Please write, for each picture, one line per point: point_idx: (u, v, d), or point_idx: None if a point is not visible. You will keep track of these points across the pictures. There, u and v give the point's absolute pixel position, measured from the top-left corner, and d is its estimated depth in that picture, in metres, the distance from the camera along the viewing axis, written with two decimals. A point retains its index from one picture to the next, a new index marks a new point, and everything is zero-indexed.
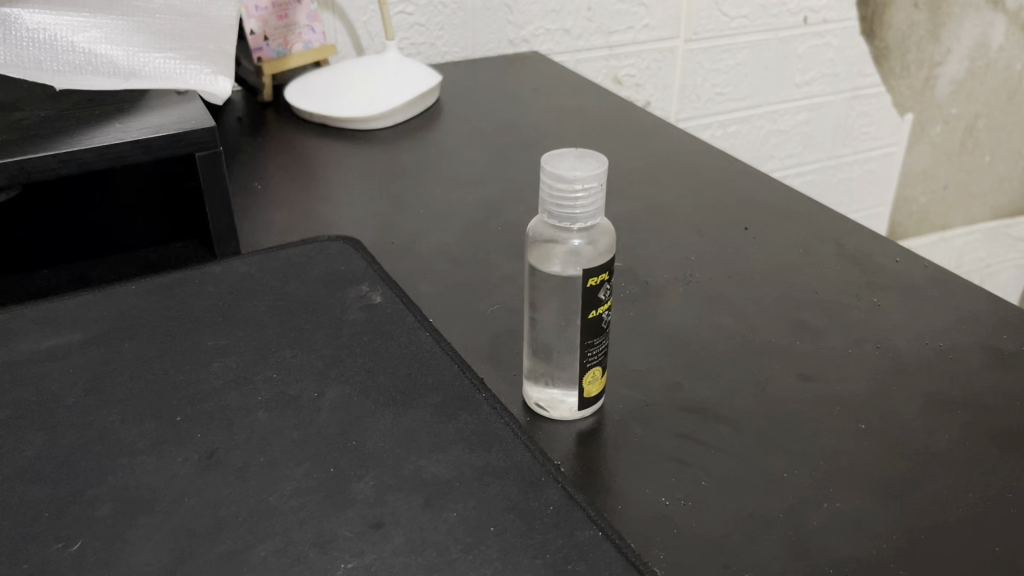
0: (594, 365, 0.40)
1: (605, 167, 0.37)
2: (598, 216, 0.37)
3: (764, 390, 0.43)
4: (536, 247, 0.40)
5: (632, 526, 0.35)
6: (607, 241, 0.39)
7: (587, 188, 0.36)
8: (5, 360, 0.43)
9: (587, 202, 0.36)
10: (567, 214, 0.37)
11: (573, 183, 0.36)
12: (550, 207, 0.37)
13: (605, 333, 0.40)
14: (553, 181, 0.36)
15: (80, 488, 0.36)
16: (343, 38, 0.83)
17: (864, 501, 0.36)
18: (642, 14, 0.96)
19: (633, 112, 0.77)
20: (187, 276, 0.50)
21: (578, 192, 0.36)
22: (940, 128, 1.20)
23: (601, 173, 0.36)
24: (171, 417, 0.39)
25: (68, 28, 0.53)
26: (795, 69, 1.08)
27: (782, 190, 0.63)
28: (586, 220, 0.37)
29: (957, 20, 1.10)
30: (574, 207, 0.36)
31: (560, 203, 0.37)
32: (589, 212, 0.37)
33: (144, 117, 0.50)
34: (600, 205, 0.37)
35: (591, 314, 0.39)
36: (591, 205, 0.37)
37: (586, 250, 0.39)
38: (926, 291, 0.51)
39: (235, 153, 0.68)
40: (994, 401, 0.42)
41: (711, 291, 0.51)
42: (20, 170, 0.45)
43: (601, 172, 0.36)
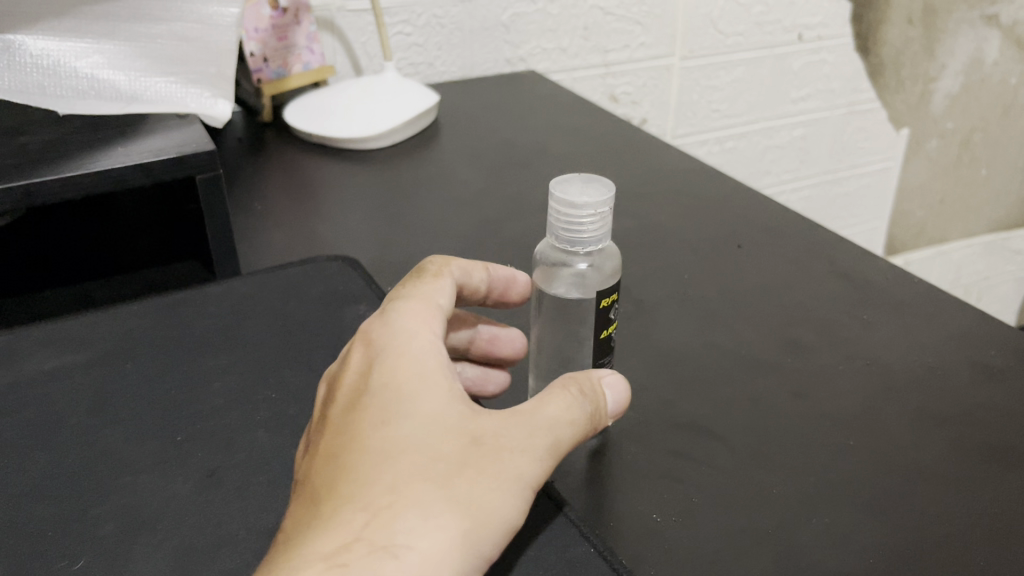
0: None
1: (613, 192, 0.37)
2: (606, 240, 0.38)
3: (757, 407, 0.43)
4: (545, 269, 0.41)
5: (625, 542, 0.35)
6: (614, 263, 0.40)
7: (594, 214, 0.37)
8: (10, 380, 0.44)
9: (596, 228, 0.37)
10: (575, 241, 0.37)
11: (582, 209, 0.37)
12: (558, 232, 0.38)
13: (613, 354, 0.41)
14: (561, 209, 0.37)
15: (83, 508, 0.36)
16: (342, 58, 0.85)
17: (853, 517, 0.36)
18: (638, 32, 0.97)
19: (629, 130, 0.79)
20: (188, 296, 0.51)
21: (587, 218, 0.37)
22: (936, 143, 1.21)
23: (609, 199, 0.37)
24: (172, 437, 0.40)
25: (71, 54, 0.55)
26: (790, 85, 1.09)
27: (776, 208, 0.64)
28: (593, 245, 0.37)
29: (951, 36, 1.11)
30: (582, 232, 0.37)
31: (568, 229, 0.37)
32: (598, 237, 0.37)
33: (146, 141, 0.51)
34: (607, 230, 0.38)
35: (602, 334, 0.40)
36: (599, 230, 0.37)
37: (589, 273, 0.40)
38: (916, 308, 0.51)
39: (237, 173, 0.69)
40: (984, 417, 0.42)
41: (705, 307, 0.52)
42: (23, 194, 0.45)
43: (610, 198, 0.37)
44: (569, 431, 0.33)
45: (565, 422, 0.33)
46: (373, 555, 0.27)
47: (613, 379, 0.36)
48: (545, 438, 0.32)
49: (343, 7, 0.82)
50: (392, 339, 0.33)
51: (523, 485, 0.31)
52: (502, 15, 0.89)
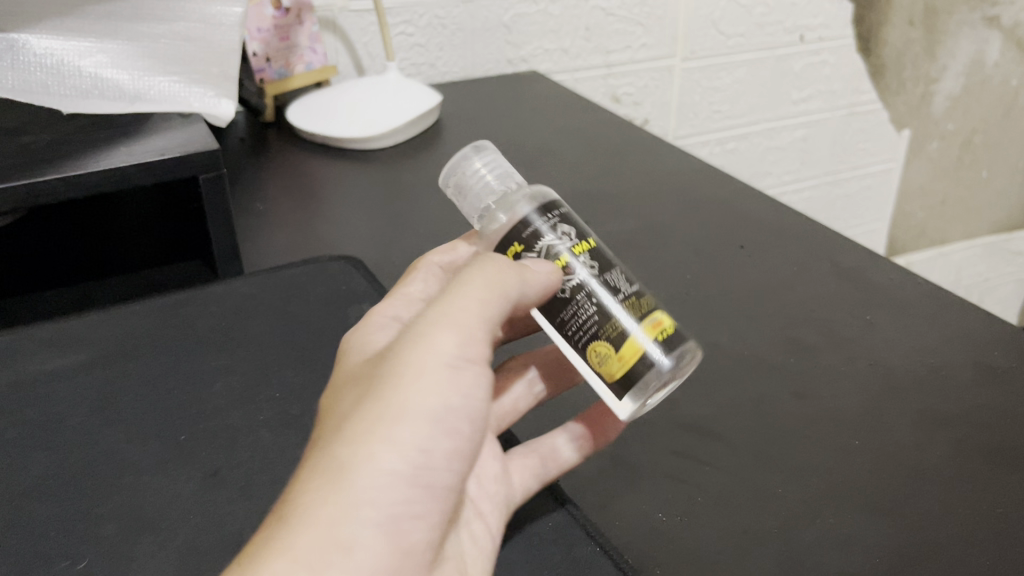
0: (590, 342, 0.37)
1: (479, 147, 0.43)
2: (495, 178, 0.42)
3: (759, 408, 0.43)
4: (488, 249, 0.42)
5: (628, 544, 0.35)
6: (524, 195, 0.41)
7: (467, 167, 0.42)
8: (13, 380, 0.44)
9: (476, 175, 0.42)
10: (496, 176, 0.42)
11: (454, 173, 0.43)
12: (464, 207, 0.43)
13: (574, 297, 0.37)
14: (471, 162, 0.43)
15: (86, 507, 0.36)
16: (344, 58, 0.85)
17: (858, 517, 0.36)
18: (640, 33, 0.97)
19: (632, 131, 0.79)
20: (191, 296, 0.51)
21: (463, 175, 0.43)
22: (936, 145, 1.21)
23: (469, 150, 0.42)
24: (176, 436, 0.40)
25: (74, 54, 0.56)
26: (791, 87, 1.09)
27: (778, 208, 0.64)
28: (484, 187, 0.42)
29: (953, 38, 1.10)
30: (469, 186, 0.42)
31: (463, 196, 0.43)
32: (481, 180, 0.42)
33: (148, 141, 0.51)
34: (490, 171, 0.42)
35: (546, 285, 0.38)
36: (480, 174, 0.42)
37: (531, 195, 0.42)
38: (918, 309, 0.51)
39: (239, 172, 0.69)
40: (986, 418, 0.42)
41: (707, 308, 0.52)
42: (27, 193, 0.45)
43: (470, 149, 0.43)
44: (481, 292, 0.35)
45: (479, 289, 0.35)
46: (325, 441, 0.31)
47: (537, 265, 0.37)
48: (452, 304, 0.35)
49: (345, 7, 0.82)
50: (356, 327, 0.39)
51: (444, 347, 0.33)
52: (503, 16, 0.89)
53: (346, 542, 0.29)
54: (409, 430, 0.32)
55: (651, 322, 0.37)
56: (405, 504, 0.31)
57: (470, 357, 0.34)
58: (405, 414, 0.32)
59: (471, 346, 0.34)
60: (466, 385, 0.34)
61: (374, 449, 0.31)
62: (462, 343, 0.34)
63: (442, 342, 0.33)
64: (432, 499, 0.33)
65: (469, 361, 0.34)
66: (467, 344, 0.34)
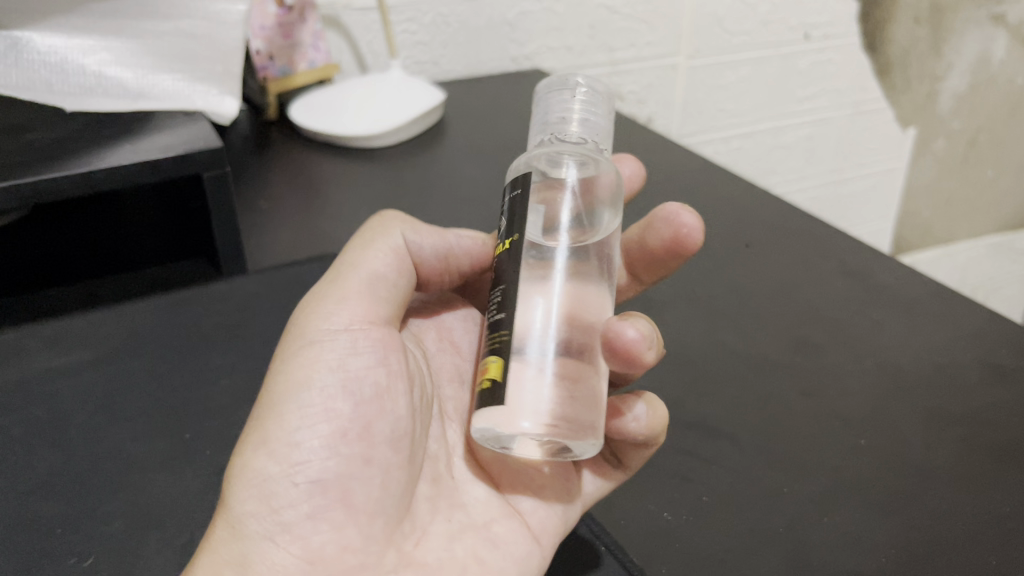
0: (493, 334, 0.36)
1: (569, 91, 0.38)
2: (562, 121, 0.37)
3: (766, 406, 0.43)
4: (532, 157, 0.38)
5: (635, 540, 0.35)
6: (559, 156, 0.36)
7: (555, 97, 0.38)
8: (18, 377, 0.44)
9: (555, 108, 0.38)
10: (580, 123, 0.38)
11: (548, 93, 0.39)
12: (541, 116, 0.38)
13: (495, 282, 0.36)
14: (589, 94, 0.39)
15: (92, 505, 0.36)
16: (348, 56, 0.85)
17: (866, 516, 0.36)
18: (644, 31, 0.96)
19: (637, 130, 0.79)
20: (196, 294, 0.51)
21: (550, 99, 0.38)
22: (942, 143, 1.20)
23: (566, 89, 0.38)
24: (181, 435, 0.40)
25: (78, 52, 0.56)
26: (796, 85, 1.09)
27: (784, 206, 0.64)
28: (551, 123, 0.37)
29: (959, 36, 1.10)
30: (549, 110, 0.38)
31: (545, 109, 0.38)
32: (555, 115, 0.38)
33: (152, 138, 0.51)
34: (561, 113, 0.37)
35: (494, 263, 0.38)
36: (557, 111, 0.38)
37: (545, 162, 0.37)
38: (926, 308, 0.51)
39: (242, 170, 0.69)
40: (995, 417, 0.42)
41: (713, 306, 0.52)
42: (30, 191, 0.45)
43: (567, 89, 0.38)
44: (360, 258, 0.38)
45: (362, 261, 0.38)
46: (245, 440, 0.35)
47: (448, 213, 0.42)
48: (334, 281, 0.38)
49: (348, 5, 0.81)
50: None
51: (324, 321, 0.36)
52: (507, 14, 0.89)
53: (253, 529, 0.32)
54: (299, 406, 0.34)
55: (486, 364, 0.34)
56: (311, 478, 0.33)
57: (353, 322, 0.36)
58: (292, 390, 0.34)
59: (353, 313, 0.36)
60: (355, 352, 0.35)
61: (268, 429, 0.33)
62: (345, 312, 0.36)
63: (320, 315, 0.36)
64: (354, 473, 0.33)
65: (355, 329, 0.36)
66: (349, 311, 0.36)
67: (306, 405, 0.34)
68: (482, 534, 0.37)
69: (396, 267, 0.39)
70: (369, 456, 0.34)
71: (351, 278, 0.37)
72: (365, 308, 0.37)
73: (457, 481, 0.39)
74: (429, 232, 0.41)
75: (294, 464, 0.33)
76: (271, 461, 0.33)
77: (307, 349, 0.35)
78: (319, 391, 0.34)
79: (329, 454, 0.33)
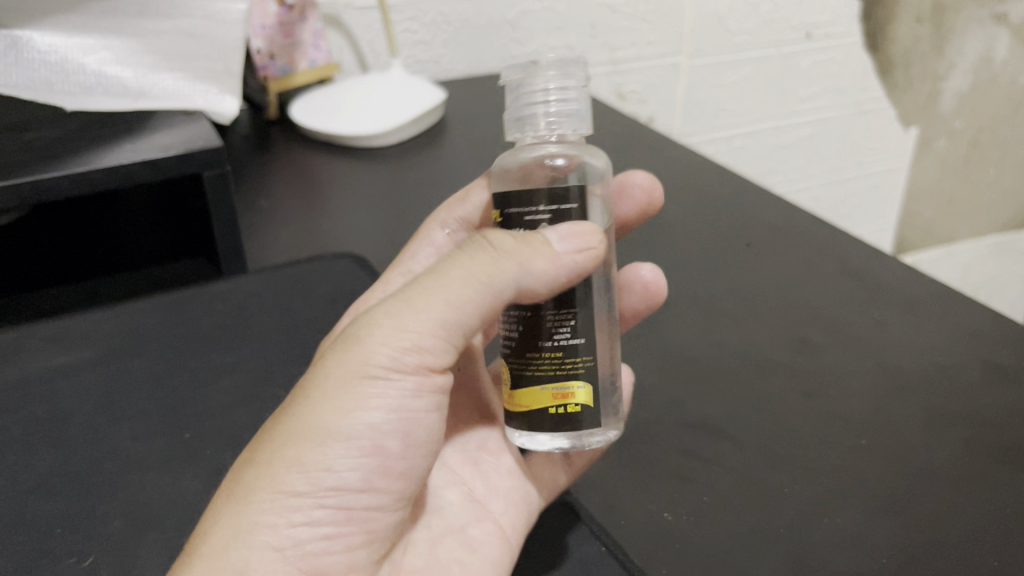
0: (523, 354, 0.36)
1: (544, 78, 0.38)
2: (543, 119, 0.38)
3: (767, 406, 0.43)
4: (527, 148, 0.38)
5: (634, 540, 0.35)
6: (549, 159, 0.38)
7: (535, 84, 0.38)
8: (18, 377, 0.44)
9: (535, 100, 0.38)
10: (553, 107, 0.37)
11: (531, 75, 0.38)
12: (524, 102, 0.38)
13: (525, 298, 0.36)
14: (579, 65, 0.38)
15: (91, 505, 0.36)
16: (348, 55, 0.84)
17: (866, 516, 0.36)
18: (645, 30, 0.96)
19: (638, 129, 0.79)
20: (196, 294, 0.51)
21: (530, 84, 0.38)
22: (944, 142, 1.20)
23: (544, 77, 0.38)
24: (180, 435, 0.40)
25: (78, 51, 0.55)
26: (798, 85, 1.09)
27: (785, 206, 0.64)
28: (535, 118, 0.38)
29: (961, 35, 1.09)
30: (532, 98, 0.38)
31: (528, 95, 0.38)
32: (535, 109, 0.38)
33: (152, 138, 0.51)
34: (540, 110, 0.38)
35: None
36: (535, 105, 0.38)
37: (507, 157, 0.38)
38: (928, 308, 0.51)
39: (243, 169, 0.69)
40: (996, 417, 0.42)
41: (714, 306, 0.52)
42: (30, 191, 0.45)
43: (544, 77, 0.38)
44: (447, 287, 0.32)
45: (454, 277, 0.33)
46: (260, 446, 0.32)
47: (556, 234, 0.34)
48: (410, 306, 0.32)
49: (349, 4, 0.81)
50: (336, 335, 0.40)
51: (387, 355, 0.32)
52: (508, 13, 0.89)
53: (263, 542, 0.30)
54: (347, 436, 0.31)
55: (563, 390, 0.36)
56: (335, 506, 0.32)
57: (418, 365, 0.32)
58: (336, 422, 0.31)
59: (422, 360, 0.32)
60: (417, 394, 0.33)
61: (303, 457, 0.31)
62: (414, 353, 0.32)
63: (392, 340, 0.32)
64: (380, 506, 0.33)
65: (416, 372, 0.32)
66: (419, 355, 0.32)
67: (353, 437, 0.31)
68: (461, 538, 0.39)
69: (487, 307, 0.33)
70: (398, 490, 0.34)
71: (431, 311, 0.32)
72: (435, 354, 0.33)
73: (434, 489, 0.41)
74: (545, 266, 0.33)
75: (318, 499, 0.31)
76: (303, 483, 0.31)
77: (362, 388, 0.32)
78: (371, 425, 0.32)
79: (364, 487, 0.32)
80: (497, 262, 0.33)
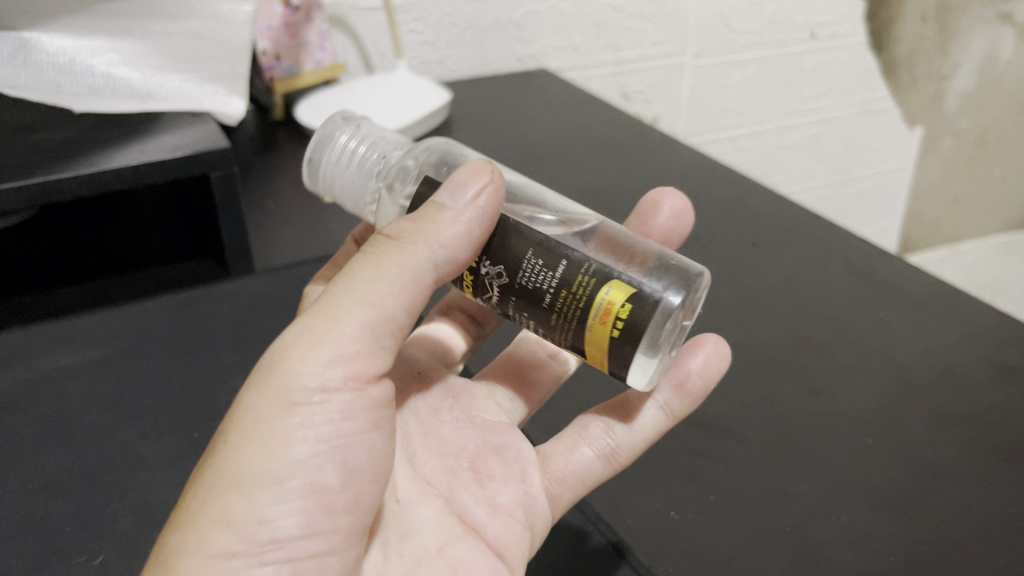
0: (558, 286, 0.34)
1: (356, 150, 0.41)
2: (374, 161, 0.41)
3: (773, 405, 0.43)
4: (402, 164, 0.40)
5: (641, 537, 0.35)
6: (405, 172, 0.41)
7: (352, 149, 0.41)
8: (29, 377, 0.44)
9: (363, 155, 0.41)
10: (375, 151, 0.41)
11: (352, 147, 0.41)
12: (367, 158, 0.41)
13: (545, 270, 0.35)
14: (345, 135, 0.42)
15: (101, 504, 0.36)
16: (354, 55, 0.85)
17: (873, 514, 0.36)
18: (650, 30, 0.96)
19: (643, 129, 0.79)
20: (203, 294, 0.51)
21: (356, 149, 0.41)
22: (949, 142, 1.20)
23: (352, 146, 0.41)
24: (189, 433, 0.40)
25: (86, 53, 0.56)
26: (803, 85, 1.09)
27: (791, 207, 0.64)
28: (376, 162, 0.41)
29: (967, 35, 1.09)
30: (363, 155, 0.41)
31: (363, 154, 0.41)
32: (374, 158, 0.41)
33: (159, 138, 0.51)
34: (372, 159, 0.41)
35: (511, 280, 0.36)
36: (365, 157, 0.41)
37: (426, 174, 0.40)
38: (934, 307, 0.51)
39: (250, 170, 0.70)
40: (1002, 418, 0.42)
41: (719, 305, 0.52)
42: (40, 191, 0.45)
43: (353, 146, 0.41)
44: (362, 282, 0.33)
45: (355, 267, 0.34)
46: (192, 484, 0.32)
47: (477, 209, 0.34)
48: (323, 330, 0.32)
49: (354, 6, 0.82)
50: None
51: (291, 390, 0.32)
52: (513, 14, 0.89)
53: None
54: (278, 475, 0.31)
55: (599, 311, 0.34)
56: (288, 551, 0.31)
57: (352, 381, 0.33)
58: (262, 455, 0.31)
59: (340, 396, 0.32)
60: (347, 418, 0.33)
61: (233, 504, 0.30)
62: (338, 365, 0.32)
63: (302, 364, 0.32)
64: (329, 546, 0.33)
65: (344, 387, 0.33)
66: (345, 372, 0.32)
67: (283, 478, 0.31)
68: (441, 563, 0.37)
69: (413, 304, 0.34)
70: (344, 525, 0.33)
71: (340, 331, 0.32)
72: (361, 359, 0.33)
73: (404, 508, 0.39)
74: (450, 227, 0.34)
75: (269, 538, 0.31)
76: (243, 538, 0.30)
77: (281, 414, 0.31)
78: (301, 457, 0.32)
79: (304, 525, 0.32)
80: (404, 253, 0.34)
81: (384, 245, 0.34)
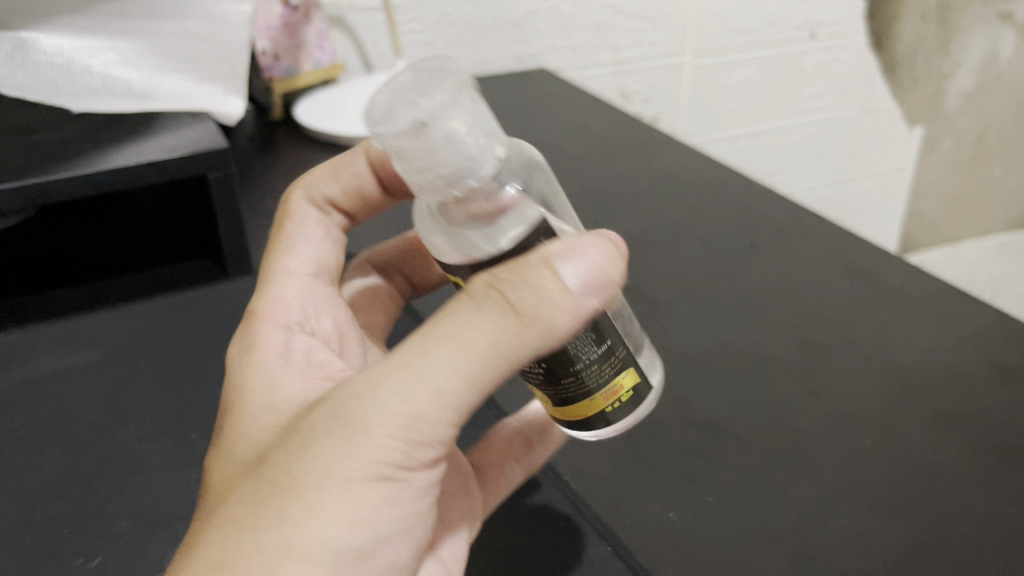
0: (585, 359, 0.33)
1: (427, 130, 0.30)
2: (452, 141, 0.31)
3: (772, 406, 0.43)
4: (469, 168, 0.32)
5: (640, 538, 0.35)
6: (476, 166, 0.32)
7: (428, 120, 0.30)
8: (28, 377, 0.44)
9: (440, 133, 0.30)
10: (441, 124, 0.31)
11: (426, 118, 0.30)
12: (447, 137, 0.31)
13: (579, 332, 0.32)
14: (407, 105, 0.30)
15: (98, 506, 0.36)
16: (353, 54, 0.85)
17: (872, 515, 0.36)
18: (650, 30, 0.96)
19: (642, 129, 0.79)
20: (200, 297, 0.52)
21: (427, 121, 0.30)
22: (949, 141, 1.20)
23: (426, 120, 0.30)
24: (186, 434, 0.40)
25: (85, 53, 0.56)
26: (803, 85, 1.09)
27: (790, 207, 0.64)
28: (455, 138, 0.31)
29: (967, 35, 1.09)
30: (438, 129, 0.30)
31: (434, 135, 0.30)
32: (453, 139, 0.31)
33: (158, 139, 0.51)
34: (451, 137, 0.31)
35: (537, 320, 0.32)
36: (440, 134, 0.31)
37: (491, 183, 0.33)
38: (933, 308, 0.51)
39: (249, 170, 0.70)
40: (1002, 419, 0.42)
41: (718, 306, 0.52)
42: (38, 192, 0.45)
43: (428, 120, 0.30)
44: (462, 344, 0.28)
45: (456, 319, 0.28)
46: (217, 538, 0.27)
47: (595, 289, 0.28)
48: (410, 396, 0.28)
49: (353, 6, 0.81)
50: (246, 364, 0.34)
51: (360, 462, 0.27)
52: (512, 14, 0.89)
53: None
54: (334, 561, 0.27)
55: (607, 390, 0.34)
56: None
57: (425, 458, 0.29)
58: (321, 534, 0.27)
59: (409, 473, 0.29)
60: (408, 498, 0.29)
61: None
62: (417, 445, 0.28)
63: (384, 437, 0.27)
64: None
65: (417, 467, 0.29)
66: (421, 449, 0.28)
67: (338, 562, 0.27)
68: None
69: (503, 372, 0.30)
70: None
71: (428, 404, 0.28)
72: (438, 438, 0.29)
73: None
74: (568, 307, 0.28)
75: None
76: None
77: (344, 494, 0.27)
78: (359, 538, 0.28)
79: None
80: (520, 327, 0.28)
81: (498, 309, 0.28)
